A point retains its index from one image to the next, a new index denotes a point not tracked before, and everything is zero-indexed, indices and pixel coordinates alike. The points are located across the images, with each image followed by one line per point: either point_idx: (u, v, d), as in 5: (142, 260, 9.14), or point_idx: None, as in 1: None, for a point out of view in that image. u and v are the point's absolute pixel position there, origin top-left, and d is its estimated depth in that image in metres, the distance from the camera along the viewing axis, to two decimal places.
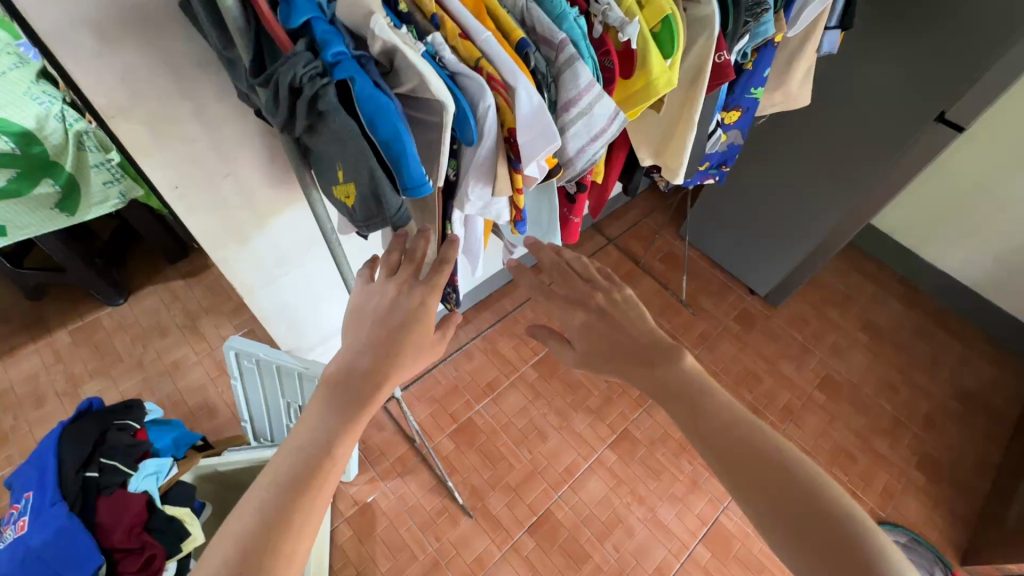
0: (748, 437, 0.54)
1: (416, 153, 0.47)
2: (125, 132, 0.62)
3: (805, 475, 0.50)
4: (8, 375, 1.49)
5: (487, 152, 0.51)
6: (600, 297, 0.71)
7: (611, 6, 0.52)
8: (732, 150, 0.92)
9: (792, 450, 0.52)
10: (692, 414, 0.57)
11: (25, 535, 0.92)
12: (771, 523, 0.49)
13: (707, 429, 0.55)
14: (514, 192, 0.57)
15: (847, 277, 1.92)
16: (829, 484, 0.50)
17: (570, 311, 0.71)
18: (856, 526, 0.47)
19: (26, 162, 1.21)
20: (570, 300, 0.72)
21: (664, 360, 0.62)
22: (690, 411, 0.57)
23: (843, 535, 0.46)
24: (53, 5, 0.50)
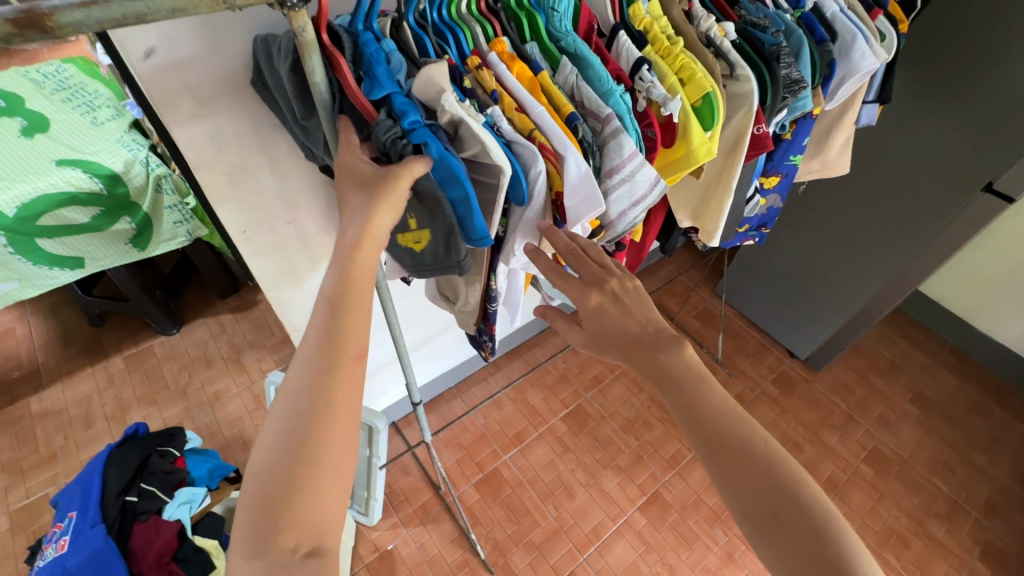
0: (739, 429, 0.48)
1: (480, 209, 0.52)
2: (207, 182, 0.70)
3: (790, 473, 0.46)
4: (64, 396, 1.57)
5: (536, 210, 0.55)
6: (616, 282, 0.56)
7: (654, 84, 0.56)
8: (772, 213, 0.93)
9: (779, 446, 0.48)
10: (682, 395, 0.50)
11: (63, 556, 0.95)
12: (755, 522, 0.45)
13: (695, 413, 0.49)
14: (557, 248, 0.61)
15: (894, 344, 1.84)
16: (810, 484, 0.46)
17: (584, 292, 0.56)
18: (835, 529, 0.44)
19: (110, 201, 1.34)
20: (583, 281, 0.57)
21: (668, 343, 0.52)
22: (680, 393, 0.50)
23: (822, 536, 0.43)
24: (165, 76, 0.58)
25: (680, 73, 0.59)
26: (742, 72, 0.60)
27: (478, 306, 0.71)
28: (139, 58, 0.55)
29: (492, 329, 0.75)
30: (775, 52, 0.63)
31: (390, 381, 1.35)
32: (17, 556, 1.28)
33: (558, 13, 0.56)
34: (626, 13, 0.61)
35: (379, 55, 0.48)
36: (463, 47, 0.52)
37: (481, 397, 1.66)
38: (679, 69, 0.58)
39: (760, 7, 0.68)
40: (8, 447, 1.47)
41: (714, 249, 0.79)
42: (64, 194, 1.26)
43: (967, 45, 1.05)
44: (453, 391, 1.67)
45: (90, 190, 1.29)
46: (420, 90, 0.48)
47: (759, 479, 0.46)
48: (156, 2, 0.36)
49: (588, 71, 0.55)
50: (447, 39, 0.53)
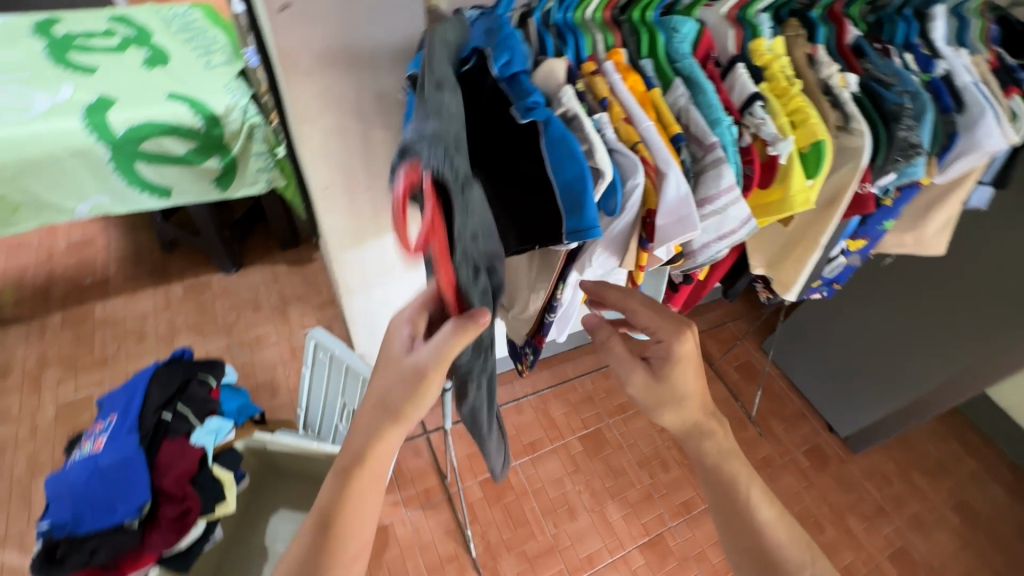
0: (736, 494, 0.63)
1: (593, 201, 0.50)
2: (306, 137, 0.73)
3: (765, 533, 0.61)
4: (125, 309, 1.69)
5: (626, 223, 0.55)
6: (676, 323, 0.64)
7: (765, 122, 0.55)
8: (847, 271, 0.88)
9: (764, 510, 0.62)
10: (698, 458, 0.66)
11: (97, 454, 1.01)
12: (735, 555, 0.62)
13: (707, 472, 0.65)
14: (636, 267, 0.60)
15: (944, 443, 1.72)
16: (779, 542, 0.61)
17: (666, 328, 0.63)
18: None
19: (206, 139, 1.42)
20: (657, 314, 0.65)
21: None
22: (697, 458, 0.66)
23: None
24: (293, 31, 0.61)
25: (793, 115, 0.58)
26: (857, 126, 0.59)
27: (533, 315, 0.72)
28: (276, 10, 0.59)
29: (538, 342, 0.77)
30: (896, 112, 0.60)
31: None
32: (56, 446, 1.38)
33: (678, 35, 0.55)
34: (747, 46, 0.60)
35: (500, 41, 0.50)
36: (581, 52, 0.53)
37: (504, 399, 1.66)
38: (792, 111, 0.57)
39: (889, 62, 0.64)
40: (69, 345, 1.59)
41: (789, 302, 0.76)
42: (169, 124, 1.35)
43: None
44: None
45: (191, 126, 1.38)
46: (540, 79, 0.51)
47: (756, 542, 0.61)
48: None
49: (699, 96, 0.54)
50: (566, 42, 0.53)
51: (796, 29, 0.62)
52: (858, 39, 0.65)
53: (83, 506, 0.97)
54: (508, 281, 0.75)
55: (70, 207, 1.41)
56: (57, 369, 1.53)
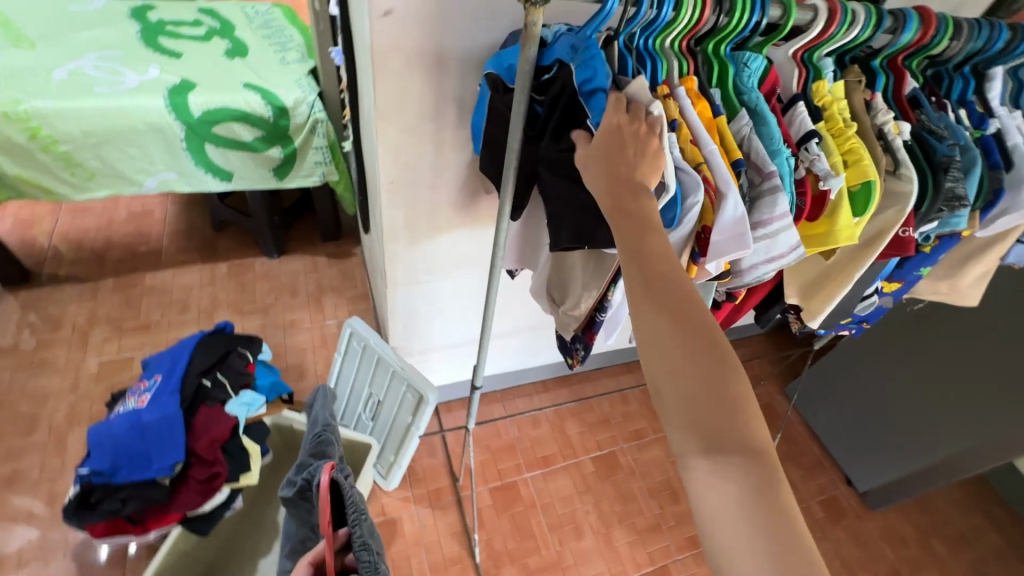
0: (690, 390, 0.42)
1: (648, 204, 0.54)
2: (383, 133, 0.78)
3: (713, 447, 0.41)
4: (172, 279, 1.77)
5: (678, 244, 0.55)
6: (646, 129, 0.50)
7: (819, 158, 0.57)
8: (879, 312, 0.88)
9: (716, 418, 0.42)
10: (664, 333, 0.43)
11: (141, 409, 1.06)
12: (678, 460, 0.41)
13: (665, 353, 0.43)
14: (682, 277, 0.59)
15: (966, 513, 1.66)
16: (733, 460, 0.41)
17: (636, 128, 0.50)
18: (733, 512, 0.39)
19: (273, 128, 1.50)
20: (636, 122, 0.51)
21: None
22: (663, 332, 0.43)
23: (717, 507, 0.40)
24: (390, 35, 0.67)
25: (846, 155, 0.59)
26: (906, 172, 0.60)
27: (584, 313, 0.74)
28: (379, 15, 0.65)
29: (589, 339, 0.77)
30: (945, 164, 0.61)
31: (450, 362, 1.39)
32: (94, 400, 1.45)
33: (747, 70, 0.58)
34: (810, 86, 0.61)
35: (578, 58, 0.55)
36: (657, 75, 0.55)
37: (522, 411, 1.67)
38: (846, 151, 0.59)
39: (944, 115, 0.64)
40: (117, 307, 1.67)
41: (812, 331, 0.77)
42: (241, 111, 1.45)
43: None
44: (497, 395, 1.69)
45: (261, 114, 1.46)
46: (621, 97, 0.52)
47: (706, 379, 0.41)
48: None
49: (761, 127, 0.56)
50: (644, 66, 0.55)
51: (858, 75, 0.63)
52: (916, 91, 0.65)
53: (120, 458, 1.01)
54: (562, 278, 0.77)
55: (140, 180, 1.49)
56: (104, 329, 1.61)
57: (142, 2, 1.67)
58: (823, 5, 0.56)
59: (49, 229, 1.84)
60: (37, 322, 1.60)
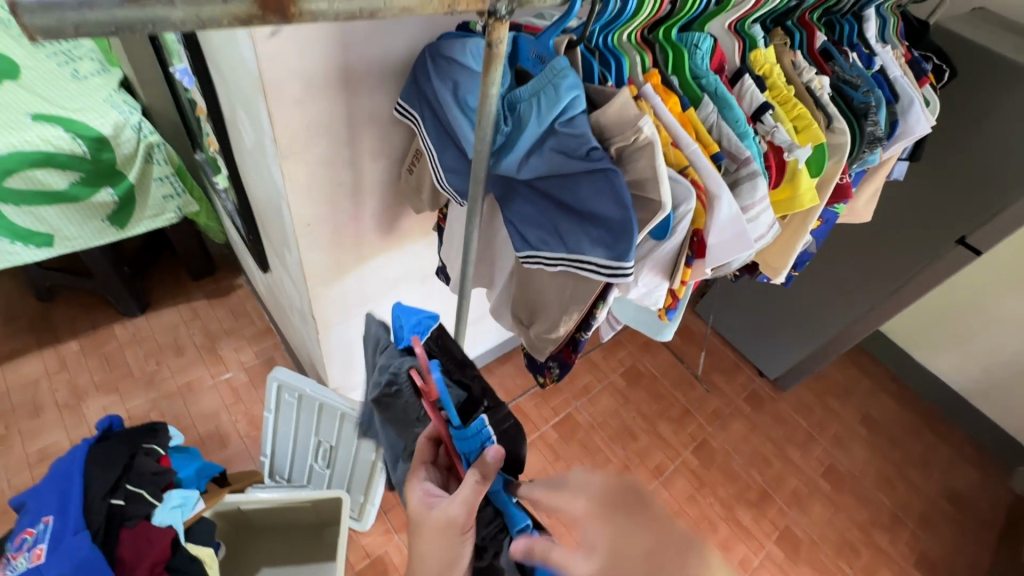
0: None
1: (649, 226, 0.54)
2: (290, 173, 0.64)
3: None
4: (6, 379, 1.39)
5: (675, 245, 0.56)
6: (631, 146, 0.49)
7: (777, 129, 0.59)
8: (805, 254, 0.94)
9: None
10: None
11: (40, 567, 0.84)
12: None
13: None
14: (680, 284, 0.61)
15: (846, 369, 1.98)
16: None
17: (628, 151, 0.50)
18: None
19: (93, 167, 1.19)
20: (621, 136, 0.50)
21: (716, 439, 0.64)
22: None
23: None
24: (283, 57, 0.54)
25: (795, 121, 0.62)
26: (839, 125, 0.64)
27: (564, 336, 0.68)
28: (265, 36, 0.51)
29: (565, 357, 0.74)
30: (864, 110, 0.68)
31: None
32: None
33: (699, 52, 0.57)
34: (747, 56, 0.63)
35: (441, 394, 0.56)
36: (622, 74, 0.53)
37: None
38: (794, 117, 0.62)
39: (853, 64, 0.71)
40: None
41: (778, 284, 0.83)
42: (41, 152, 1.11)
43: (970, 92, 1.10)
44: None
45: (71, 152, 1.14)
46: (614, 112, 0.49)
47: None
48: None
49: (725, 111, 0.57)
50: (609, 66, 0.53)
51: (782, 38, 0.68)
52: (825, 44, 0.71)
53: None
54: (529, 301, 0.69)
55: None
56: None
57: None
58: None
59: None
60: None
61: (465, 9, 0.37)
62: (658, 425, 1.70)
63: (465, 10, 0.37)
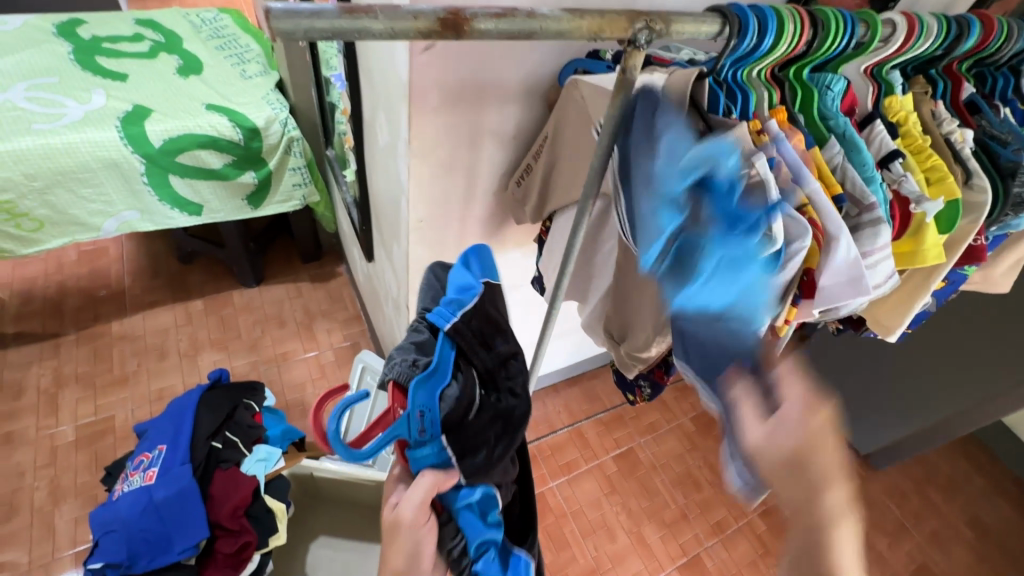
0: None
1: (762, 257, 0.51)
2: (414, 172, 0.71)
3: None
4: (144, 324, 1.61)
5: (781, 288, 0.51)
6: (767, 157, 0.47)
7: (906, 178, 0.57)
8: (921, 317, 0.87)
9: None
10: None
11: (150, 487, 0.96)
12: None
13: None
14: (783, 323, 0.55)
15: (955, 460, 1.75)
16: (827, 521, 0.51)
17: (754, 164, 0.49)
18: None
19: (243, 153, 1.37)
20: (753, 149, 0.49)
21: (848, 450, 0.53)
22: None
23: None
24: (431, 69, 0.60)
25: (927, 172, 0.59)
26: (978, 182, 0.61)
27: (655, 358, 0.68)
28: (420, 50, 0.58)
29: (656, 376, 0.75)
30: (1012, 169, 0.63)
31: None
32: (78, 471, 1.32)
33: (830, 92, 0.56)
34: (881, 101, 0.61)
35: (402, 413, 0.45)
36: (749, 107, 0.51)
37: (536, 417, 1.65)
38: (928, 169, 0.59)
39: (1005, 119, 0.66)
40: (85, 362, 1.51)
41: (887, 344, 0.77)
42: (207, 136, 1.31)
43: None
44: None
45: (230, 138, 1.33)
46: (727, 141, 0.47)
47: None
48: (547, 23, 0.37)
49: (853, 154, 0.55)
50: (735, 98, 0.51)
51: (922, 87, 0.65)
52: (973, 96, 0.66)
53: (138, 545, 0.93)
54: (622, 317, 0.70)
55: (97, 225, 1.34)
56: (73, 389, 1.45)
57: (67, 16, 1.48)
58: (901, 21, 0.55)
59: None
60: None
61: (609, 36, 0.40)
62: (725, 479, 1.60)
63: (610, 36, 0.40)
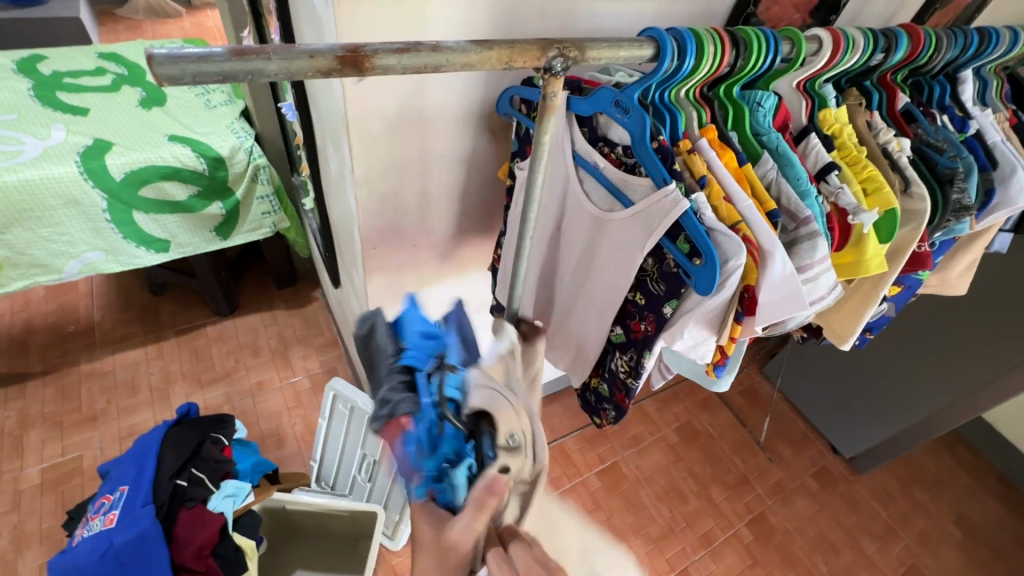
0: None
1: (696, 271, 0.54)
2: (362, 200, 0.71)
3: None
4: (114, 359, 1.58)
5: (723, 304, 0.56)
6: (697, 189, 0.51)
7: (842, 190, 0.58)
8: (881, 321, 0.88)
9: None
10: None
11: (111, 531, 0.94)
12: None
13: None
14: (729, 339, 0.60)
15: (939, 457, 1.75)
16: None
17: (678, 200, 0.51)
18: None
19: (208, 182, 1.36)
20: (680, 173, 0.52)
21: None
22: None
23: None
24: (368, 99, 0.61)
25: (865, 183, 0.60)
26: (917, 190, 0.61)
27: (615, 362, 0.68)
28: (353, 81, 0.58)
29: (619, 401, 0.74)
30: (949, 175, 0.64)
31: None
32: (43, 516, 1.28)
33: (761, 109, 0.58)
34: (816, 115, 0.62)
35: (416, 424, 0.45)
36: (677, 129, 0.53)
37: None
38: (865, 179, 0.60)
39: (940, 127, 0.67)
40: (52, 401, 1.48)
41: (845, 352, 0.78)
42: (170, 167, 1.29)
43: None
44: None
45: (194, 169, 1.32)
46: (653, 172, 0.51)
47: None
48: (454, 56, 0.37)
49: (787, 169, 0.56)
50: (664, 120, 0.53)
51: (857, 98, 0.66)
52: (908, 105, 0.68)
53: None
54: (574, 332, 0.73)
55: (59, 266, 1.32)
56: (40, 429, 1.42)
57: (27, 53, 1.48)
58: (826, 36, 0.57)
59: None
60: None
61: (521, 65, 0.40)
62: (711, 491, 1.58)
63: (522, 66, 0.40)
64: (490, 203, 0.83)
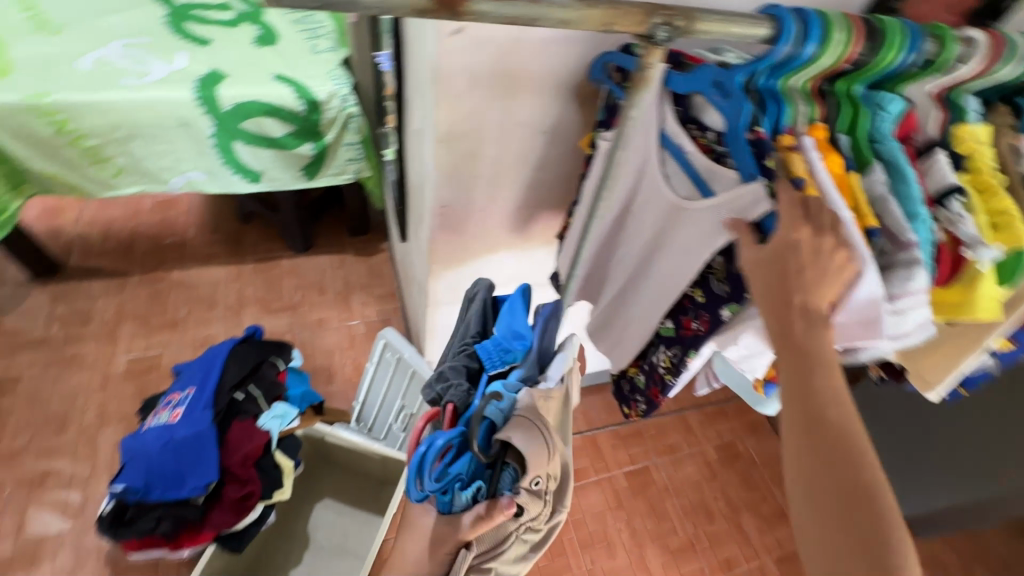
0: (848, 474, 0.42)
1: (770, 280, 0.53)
2: (438, 157, 0.71)
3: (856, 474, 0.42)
4: (200, 274, 1.73)
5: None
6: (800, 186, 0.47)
7: (963, 220, 0.51)
8: (979, 376, 0.78)
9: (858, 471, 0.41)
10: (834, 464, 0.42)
11: (173, 426, 1.03)
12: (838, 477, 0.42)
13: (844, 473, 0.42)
14: None
15: (1013, 540, 1.56)
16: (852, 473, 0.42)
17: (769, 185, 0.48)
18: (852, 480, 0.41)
19: (303, 123, 1.43)
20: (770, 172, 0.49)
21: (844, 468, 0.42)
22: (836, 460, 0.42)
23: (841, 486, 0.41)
24: (460, 55, 0.60)
25: (994, 216, 0.52)
26: None
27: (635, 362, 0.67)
28: (447, 34, 0.58)
29: (654, 397, 0.73)
30: None
31: None
32: (124, 400, 1.44)
33: (883, 113, 0.51)
34: (949, 130, 0.54)
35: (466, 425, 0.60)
36: (780, 122, 0.50)
37: None
38: (995, 211, 0.52)
39: None
40: (144, 302, 1.64)
41: (928, 401, 0.69)
42: (272, 104, 1.37)
43: None
44: None
45: (292, 108, 1.39)
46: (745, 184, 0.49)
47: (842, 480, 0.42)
48: (552, 10, 0.36)
49: (898, 184, 0.50)
50: (765, 109, 0.50)
51: (1005, 118, 0.57)
52: None
53: (154, 477, 1.00)
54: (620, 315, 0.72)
55: (166, 179, 1.43)
56: (131, 325, 1.59)
57: None
58: (983, 39, 0.49)
59: (76, 218, 1.81)
60: (63, 317, 1.57)
61: (622, 29, 0.38)
62: (742, 518, 1.51)
63: (623, 30, 0.38)
64: (564, 180, 0.81)
